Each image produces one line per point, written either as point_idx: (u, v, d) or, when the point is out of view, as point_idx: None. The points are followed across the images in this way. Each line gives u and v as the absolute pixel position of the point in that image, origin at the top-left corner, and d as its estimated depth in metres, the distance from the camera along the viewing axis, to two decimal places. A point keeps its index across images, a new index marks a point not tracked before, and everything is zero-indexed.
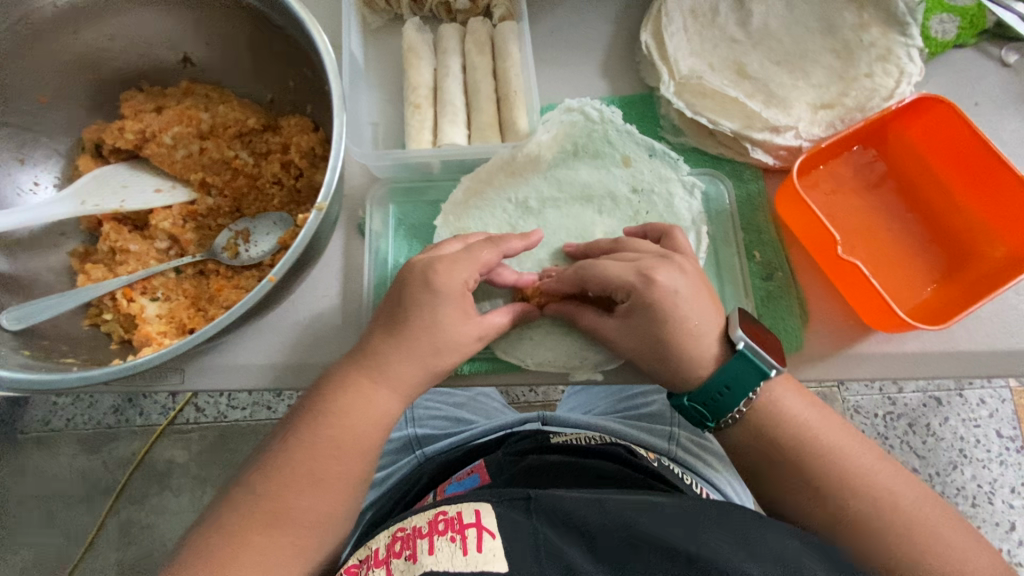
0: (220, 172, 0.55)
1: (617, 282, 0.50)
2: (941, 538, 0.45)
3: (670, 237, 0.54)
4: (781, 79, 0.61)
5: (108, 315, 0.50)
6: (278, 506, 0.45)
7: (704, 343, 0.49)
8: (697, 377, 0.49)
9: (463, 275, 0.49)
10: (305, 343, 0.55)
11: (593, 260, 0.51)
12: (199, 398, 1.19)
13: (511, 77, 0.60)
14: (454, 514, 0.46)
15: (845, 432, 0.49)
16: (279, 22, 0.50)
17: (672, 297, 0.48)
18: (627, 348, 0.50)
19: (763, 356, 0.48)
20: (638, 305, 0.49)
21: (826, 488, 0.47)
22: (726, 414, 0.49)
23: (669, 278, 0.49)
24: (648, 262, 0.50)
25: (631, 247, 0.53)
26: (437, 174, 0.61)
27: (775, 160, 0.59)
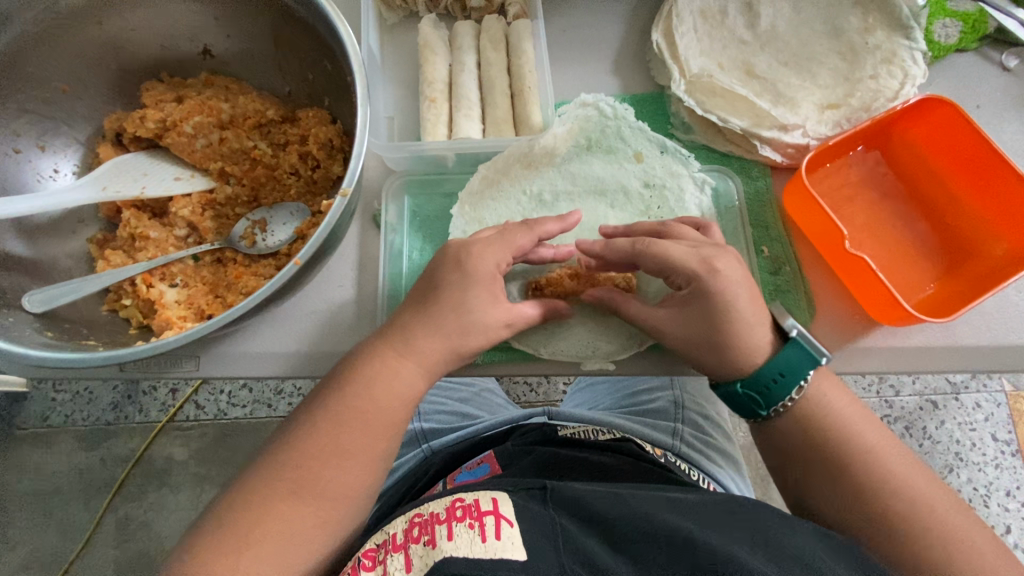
0: (238, 162, 0.55)
1: (680, 268, 0.50)
2: (959, 541, 0.46)
3: (709, 229, 0.55)
4: (788, 80, 0.62)
5: (127, 300, 0.51)
6: (301, 478, 0.46)
7: (759, 332, 0.50)
8: (749, 365, 0.50)
9: (478, 265, 0.50)
10: (320, 332, 0.55)
11: (651, 249, 0.52)
12: (200, 395, 1.19)
13: (525, 74, 0.61)
14: (472, 502, 0.47)
15: (873, 425, 0.51)
16: (300, 15, 0.51)
17: (734, 285, 0.49)
18: (680, 337, 0.51)
19: (815, 345, 0.49)
20: (700, 293, 0.49)
21: (849, 482, 0.49)
22: (778, 402, 0.50)
23: (729, 267, 0.50)
24: (708, 253, 0.50)
25: (681, 234, 0.53)
26: (452, 167, 0.62)
27: (783, 158, 0.60)
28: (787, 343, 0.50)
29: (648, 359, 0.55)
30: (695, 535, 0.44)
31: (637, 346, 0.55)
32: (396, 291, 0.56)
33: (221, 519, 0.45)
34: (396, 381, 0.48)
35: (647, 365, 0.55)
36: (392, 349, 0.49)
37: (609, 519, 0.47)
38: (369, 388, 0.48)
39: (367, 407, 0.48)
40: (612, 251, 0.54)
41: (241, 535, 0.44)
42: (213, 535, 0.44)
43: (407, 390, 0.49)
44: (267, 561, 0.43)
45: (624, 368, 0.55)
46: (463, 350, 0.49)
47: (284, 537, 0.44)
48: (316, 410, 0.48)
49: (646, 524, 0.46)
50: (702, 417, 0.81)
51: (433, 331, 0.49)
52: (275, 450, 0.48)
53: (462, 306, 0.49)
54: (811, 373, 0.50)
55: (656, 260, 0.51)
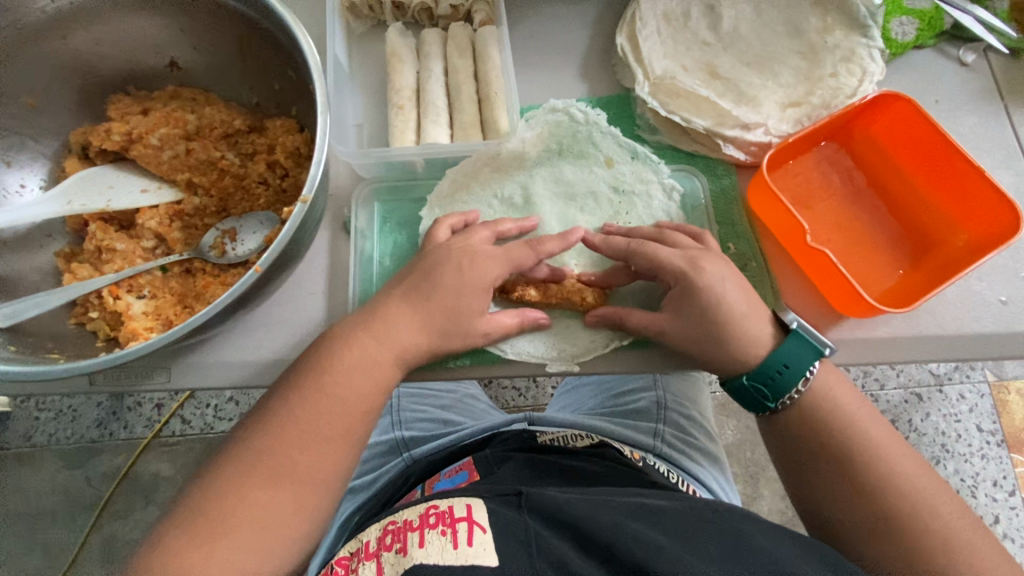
0: (206, 173, 0.55)
1: (666, 268, 0.53)
2: (933, 510, 0.47)
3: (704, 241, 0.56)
4: (750, 79, 0.64)
5: (94, 312, 0.50)
6: (275, 468, 0.46)
7: (756, 325, 0.51)
8: (754, 358, 0.51)
9: (450, 269, 0.51)
10: (293, 340, 0.55)
11: (642, 251, 0.54)
12: (185, 409, 1.18)
13: (491, 79, 0.62)
14: (446, 508, 0.49)
15: (880, 424, 0.51)
16: (263, 25, 0.52)
17: (721, 283, 0.51)
18: (684, 335, 0.52)
19: (816, 335, 0.51)
20: (688, 291, 0.51)
21: (831, 454, 0.50)
22: (784, 394, 0.51)
23: (716, 266, 0.52)
24: (694, 253, 0.53)
25: (673, 237, 0.55)
26: (422, 173, 0.62)
27: (747, 156, 0.61)
28: (788, 337, 0.51)
29: (620, 358, 0.55)
30: (669, 548, 0.44)
31: (602, 348, 0.55)
32: (366, 298, 0.57)
33: (181, 522, 0.45)
34: (372, 373, 0.49)
35: (613, 365, 0.55)
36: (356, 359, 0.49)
37: (583, 525, 0.46)
38: (345, 380, 0.48)
39: (346, 394, 0.48)
40: (609, 247, 0.56)
41: (211, 533, 0.43)
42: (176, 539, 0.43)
43: (375, 387, 0.49)
44: (240, 550, 0.43)
45: (593, 368, 0.56)
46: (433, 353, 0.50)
47: (254, 529, 0.44)
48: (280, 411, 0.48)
49: (621, 529, 0.46)
50: (684, 416, 0.82)
51: (404, 334, 0.50)
52: (239, 449, 0.47)
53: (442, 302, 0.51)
54: (816, 365, 0.51)
55: (647, 262, 0.54)
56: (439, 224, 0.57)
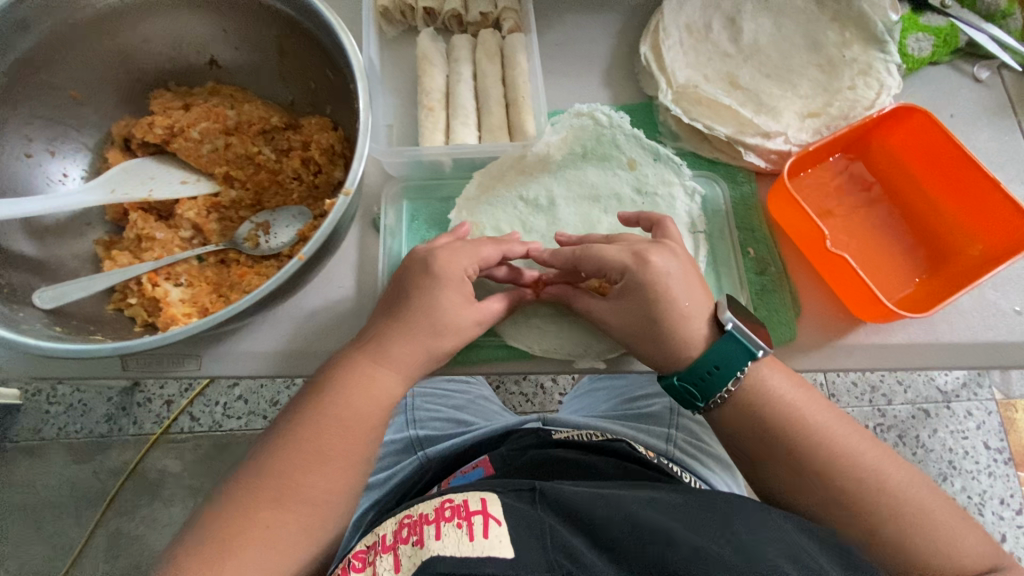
0: (243, 167, 0.57)
1: (613, 265, 0.52)
2: (879, 479, 0.48)
3: (660, 227, 0.56)
4: (770, 90, 0.65)
5: (133, 299, 0.52)
6: (292, 477, 0.47)
7: (695, 323, 0.51)
8: (686, 357, 0.51)
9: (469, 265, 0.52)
10: (321, 333, 0.56)
11: (587, 251, 0.54)
12: (195, 406, 1.19)
13: (519, 84, 0.64)
14: (461, 502, 0.49)
15: (825, 412, 0.51)
16: (305, 25, 0.54)
17: (665, 277, 0.51)
18: (622, 330, 0.52)
19: (750, 337, 0.51)
20: (633, 285, 0.51)
21: (783, 447, 0.50)
22: (714, 394, 0.52)
23: (662, 260, 0.52)
24: (641, 246, 0.53)
25: (622, 238, 0.56)
26: (449, 173, 0.64)
27: (767, 164, 0.62)
28: (722, 336, 0.51)
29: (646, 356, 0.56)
30: (677, 532, 0.44)
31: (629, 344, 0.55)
32: None
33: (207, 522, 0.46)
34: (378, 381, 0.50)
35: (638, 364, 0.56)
36: (385, 350, 0.50)
37: (595, 521, 0.46)
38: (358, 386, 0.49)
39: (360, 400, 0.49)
40: (557, 258, 0.55)
41: (252, 532, 0.44)
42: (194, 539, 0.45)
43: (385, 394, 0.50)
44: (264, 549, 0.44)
45: (615, 367, 0.56)
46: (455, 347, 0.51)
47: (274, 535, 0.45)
48: (316, 414, 0.49)
49: (632, 523, 0.46)
50: (696, 422, 0.82)
51: (424, 322, 0.51)
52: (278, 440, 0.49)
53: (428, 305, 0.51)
54: (746, 366, 0.51)
55: (592, 261, 0.53)
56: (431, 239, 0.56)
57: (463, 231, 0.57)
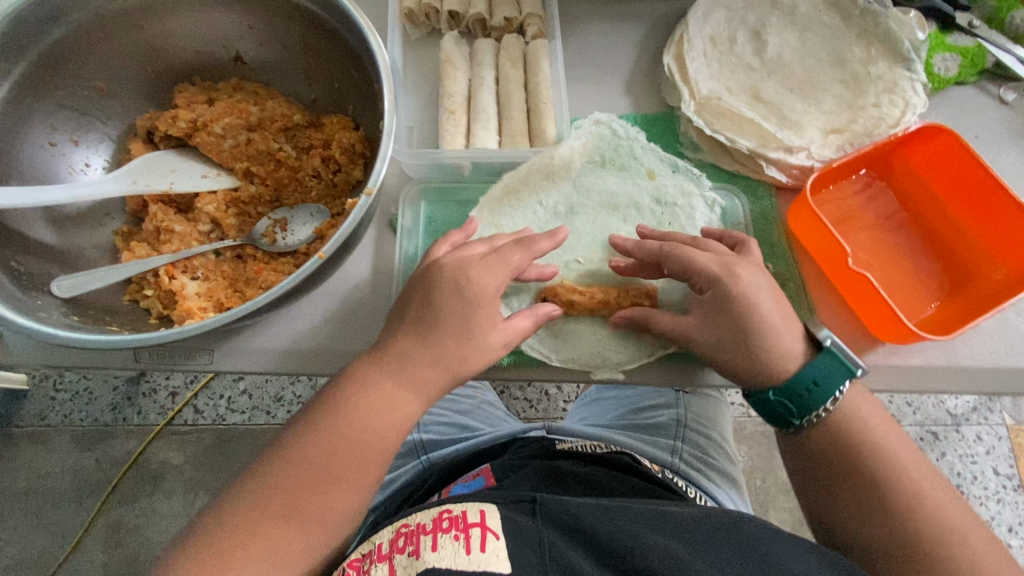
0: (263, 163, 0.57)
1: (700, 274, 0.51)
2: (963, 542, 0.45)
3: (743, 246, 0.54)
4: (794, 104, 0.65)
5: (149, 291, 0.52)
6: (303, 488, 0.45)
7: (788, 339, 0.49)
8: (782, 375, 0.49)
9: (453, 289, 0.49)
10: (333, 331, 0.56)
11: (677, 256, 0.52)
12: (200, 399, 1.19)
13: (541, 90, 0.64)
14: (459, 512, 0.47)
15: (916, 460, 0.49)
16: (332, 24, 0.54)
17: (757, 291, 0.49)
18: (710, 343, 0.50)
19: (850, 356, 0.49)
20: (722, 297, 0.49)
21: (866, 481, 0.48)
22: (812, 410, 0.49)
23: (751, 274, 0.50)
24: (731, 259, 0.51)
25: (707, 245, 0.53)
26: (468, 177, 0.64)
27: (789, 179, 0.62)
28: (820, 352, 0.50)
29: (664, 368, 0.54)
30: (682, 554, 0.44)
31: (646, 357, 0.54)
32: None
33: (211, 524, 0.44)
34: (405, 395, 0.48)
35: (657, 377, 0.54)
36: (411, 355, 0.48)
37: (599, 535, 0.46)
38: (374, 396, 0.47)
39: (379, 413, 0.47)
40: (640, 250, 0.55)
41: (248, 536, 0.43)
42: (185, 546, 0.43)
43: (404, 415, 0.48)
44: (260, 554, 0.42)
45: (634, 378, 0.54)
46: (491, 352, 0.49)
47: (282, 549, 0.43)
48: (316, 417, 0.47)
49: (636, 542, 0.45)
50: (703, 437, 0.81)
51: (459, 334, 0.49)
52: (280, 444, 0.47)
53: (468, 322, 0.49)
54: (846, 385, 0.49)
55: (679, 265, 0.52)
56: (438, 243, 0.55)
57: (474, 227, 0.57)
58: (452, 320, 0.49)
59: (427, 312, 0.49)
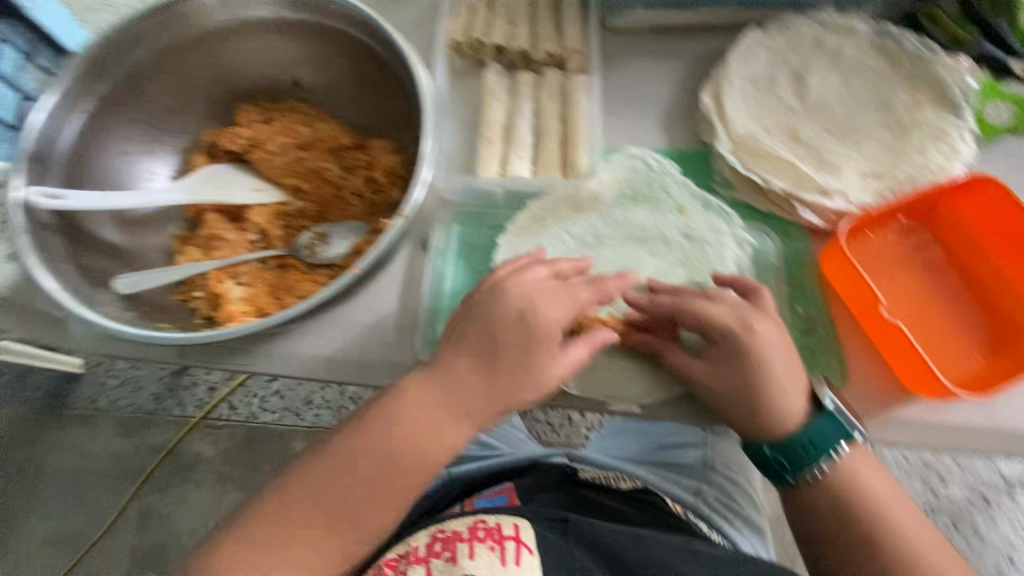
0: (310, 180, 0.61)
1: (715, 327, 0.52)
2: None
3: (758, 295, 0.53)
4: (833, 147, 0.64)
5: (198, 292, 0.56)
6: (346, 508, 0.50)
7: (792, 398, 0.51)
8: (782, 430, 0.51)
9: (516, 318, 0.51)
10: (359, 342, 0.58)
11: (693, 305, 0.53)
12: (234, 397, 1.24)
13: (578, 123, 0.65)
14: (494, 524, 0.52)
15: (913, 516, 0.52)
16: (382, 56, 0.58)
17: (769, 348, 0.51)
18: (717, 392, 0.51)
19: (850, 419, 0.51)
20: (733, 351, 0.51)
21: (862, 539, 0.50)
22: (806, 469, 0.51)
23: (767, 330, 0.51)
24: (747, 313, 0.52)
25: (721, 295, 0.53)
26: (500, 203, 0.65)
27: (823, 222, 0.61)
28: (823, 415, 0.51)
29: (681, 406, 0.54)
30: None
31: (665, 393, 0.54)
32: (436, 315, 0.60)
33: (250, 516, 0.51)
34: (445, 427, 0.51)
35: (676, 414, 0.54)
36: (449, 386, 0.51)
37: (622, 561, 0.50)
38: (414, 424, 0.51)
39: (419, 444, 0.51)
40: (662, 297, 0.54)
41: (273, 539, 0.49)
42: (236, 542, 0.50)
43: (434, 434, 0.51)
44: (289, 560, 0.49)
45: (651, 414, 0.54)
46: (545, 385, 0.51)
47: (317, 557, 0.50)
48: (349, 431, 0.52)
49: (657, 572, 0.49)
50: (731, 481, 0.79)
51: (521, 361, 0.51)
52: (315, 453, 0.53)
53: (529, 352, 0.51)
54: (847, 447, 0.51)
55: (697, 315, 0.53)
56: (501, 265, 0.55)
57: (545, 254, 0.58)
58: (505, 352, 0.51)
59: (493, 337, 0.51)
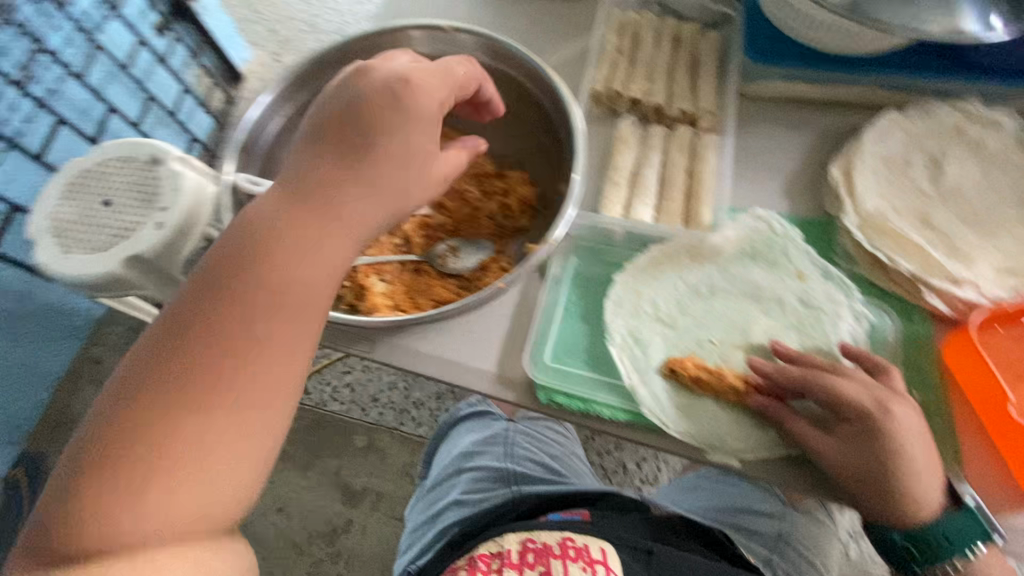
0: (451, 199, 0.69)
1: (852, 403, 0.52)
2: None
3: (889, 376, 0.54)
4: (967, 236, 0.63)
5: (345, 282, 0.62)
6: (126, 464, 0.39)
7: (926, 485, 0.51)
8: (918, 518, 0.52)
9: (383, 99, 0.47)
10: (475, 350, 0.63)
11: (823, 380, 0.53)
12: (309, 381, 1.31)
13: (704, 178, 0.68)
14: (582, 545, 0.63)
15: None
16: (539, 99, 0.66)
17: (906, 433, 0.51)
18: (845, 470, 0.51)
19: (991, 521, 0.52)
20: (871, 430, 0.51)
21: None
22: (937, 560, 0.54)
23: (904, 413, 0.51)
24: (883, 393, 0.52)
25: (851, 372, 0.54)
26: (618, 242, 0.69)
27: (950, 309, 0.60)
28: (959, 512, 0.52)
29: (782, 469, 0.54)
30: None
31: (768, 453, 0.54)
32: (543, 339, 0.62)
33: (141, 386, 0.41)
34: (267, 320, 0.43)
35: (777, 476, 0.55)
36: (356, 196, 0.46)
37: None
38: (257, 352, 0.42)
39: (262, 372, 0.42)
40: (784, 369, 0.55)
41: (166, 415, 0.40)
42: (76, 510, 0.39)
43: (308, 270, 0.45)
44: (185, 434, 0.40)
45: (751, 472, 0.55)
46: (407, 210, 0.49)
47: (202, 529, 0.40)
48: (236, 266, 0.44)
49: None
50: (807, 561, 0.76)
51: (402, 159, 0.47)
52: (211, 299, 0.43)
53: (394, 135, 0.47)
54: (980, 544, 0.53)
55: (830, 390, 0.53)
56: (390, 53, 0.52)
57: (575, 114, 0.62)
58: (298, 243, 0.45)
59: (398, 108, 0.47)
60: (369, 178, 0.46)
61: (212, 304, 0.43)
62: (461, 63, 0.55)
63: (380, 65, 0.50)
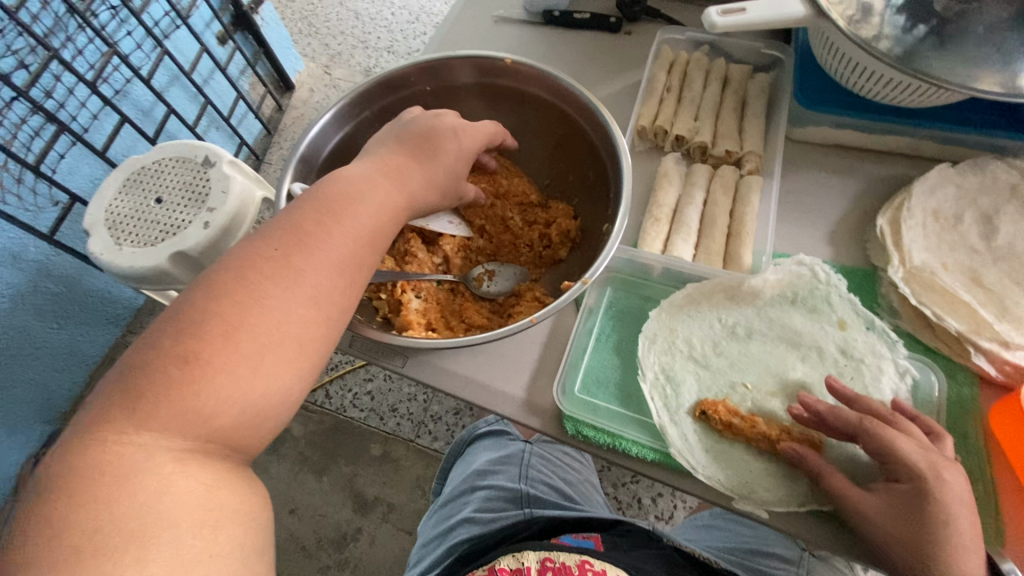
0: (495, 225, 0.70)
1: (900, 462, 0.49)
2: None
3: (941, 440, 0.52)
4: (1021, 298, 0.61)
5: (383, 295, 0.63)
6: (156, 386, 0.39)
7: (972, 561, 0.46)
8: None
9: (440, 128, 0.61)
10: (503, 371, 0.64)
11: (874, 430, 0.51)
12: (332, 386, 1.35)
13: (746, 220, 0.69)
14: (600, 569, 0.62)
15: None
16: (588, 132, 0.66)
17: (957, 501, 0.47)
18: (885, 531, 0.48)
19: None
20: (918, 493, 0.47)
21: None
22: None
23: (955, 479, 0.48)
24: (935, 457, 0.49)
25: (905, 425, 0.52)
26: (655, 277, 0.70)
27: (998, 373, 0.58)
28: None
29: (811, 523, 0.52)
30: None
31: (799, 506, 0.53)
32: (575, 367, 0.63)
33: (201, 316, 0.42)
34: (313, 267, 0.47)
35: (806, 531, 0.52)
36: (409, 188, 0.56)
37: None
38: (301, 274, 0.46)
39: (300, 291, 0.45)
40: (837, 416, 0.53)
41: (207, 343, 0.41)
42: (91, 435, 0.37)
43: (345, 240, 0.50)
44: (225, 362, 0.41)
45: (778, 522, 0.53)
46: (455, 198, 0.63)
47: (238, 436, 0.42)
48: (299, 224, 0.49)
49: None
50: None
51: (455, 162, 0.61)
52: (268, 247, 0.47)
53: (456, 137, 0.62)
54: None
55: (879, 445, 0.50)
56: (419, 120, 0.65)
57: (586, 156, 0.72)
58: (352, 206, 0.51)
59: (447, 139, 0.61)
60: (417, 179, 0.57)
61: (270, 247, 0.47)
62: (495, 124, 0.68)
63: (442, 115, 0.63)
